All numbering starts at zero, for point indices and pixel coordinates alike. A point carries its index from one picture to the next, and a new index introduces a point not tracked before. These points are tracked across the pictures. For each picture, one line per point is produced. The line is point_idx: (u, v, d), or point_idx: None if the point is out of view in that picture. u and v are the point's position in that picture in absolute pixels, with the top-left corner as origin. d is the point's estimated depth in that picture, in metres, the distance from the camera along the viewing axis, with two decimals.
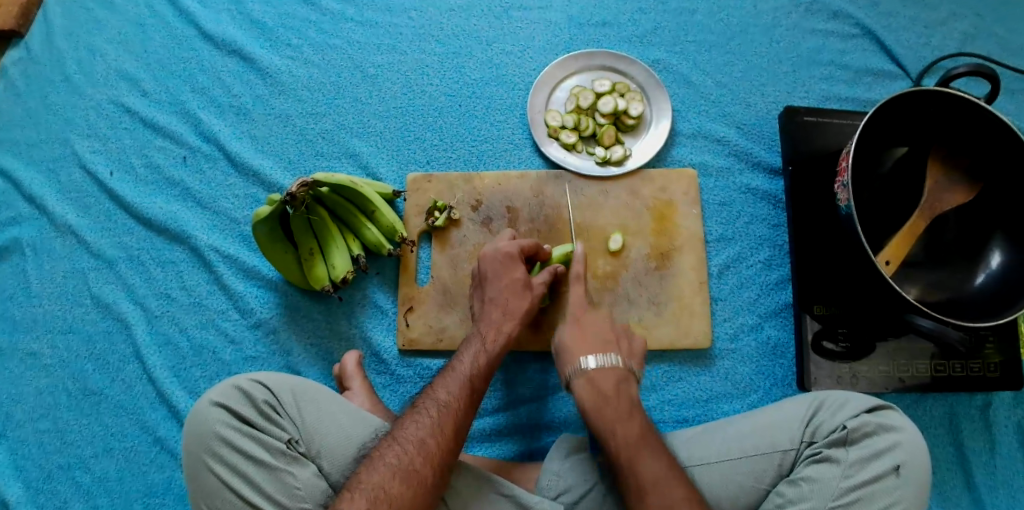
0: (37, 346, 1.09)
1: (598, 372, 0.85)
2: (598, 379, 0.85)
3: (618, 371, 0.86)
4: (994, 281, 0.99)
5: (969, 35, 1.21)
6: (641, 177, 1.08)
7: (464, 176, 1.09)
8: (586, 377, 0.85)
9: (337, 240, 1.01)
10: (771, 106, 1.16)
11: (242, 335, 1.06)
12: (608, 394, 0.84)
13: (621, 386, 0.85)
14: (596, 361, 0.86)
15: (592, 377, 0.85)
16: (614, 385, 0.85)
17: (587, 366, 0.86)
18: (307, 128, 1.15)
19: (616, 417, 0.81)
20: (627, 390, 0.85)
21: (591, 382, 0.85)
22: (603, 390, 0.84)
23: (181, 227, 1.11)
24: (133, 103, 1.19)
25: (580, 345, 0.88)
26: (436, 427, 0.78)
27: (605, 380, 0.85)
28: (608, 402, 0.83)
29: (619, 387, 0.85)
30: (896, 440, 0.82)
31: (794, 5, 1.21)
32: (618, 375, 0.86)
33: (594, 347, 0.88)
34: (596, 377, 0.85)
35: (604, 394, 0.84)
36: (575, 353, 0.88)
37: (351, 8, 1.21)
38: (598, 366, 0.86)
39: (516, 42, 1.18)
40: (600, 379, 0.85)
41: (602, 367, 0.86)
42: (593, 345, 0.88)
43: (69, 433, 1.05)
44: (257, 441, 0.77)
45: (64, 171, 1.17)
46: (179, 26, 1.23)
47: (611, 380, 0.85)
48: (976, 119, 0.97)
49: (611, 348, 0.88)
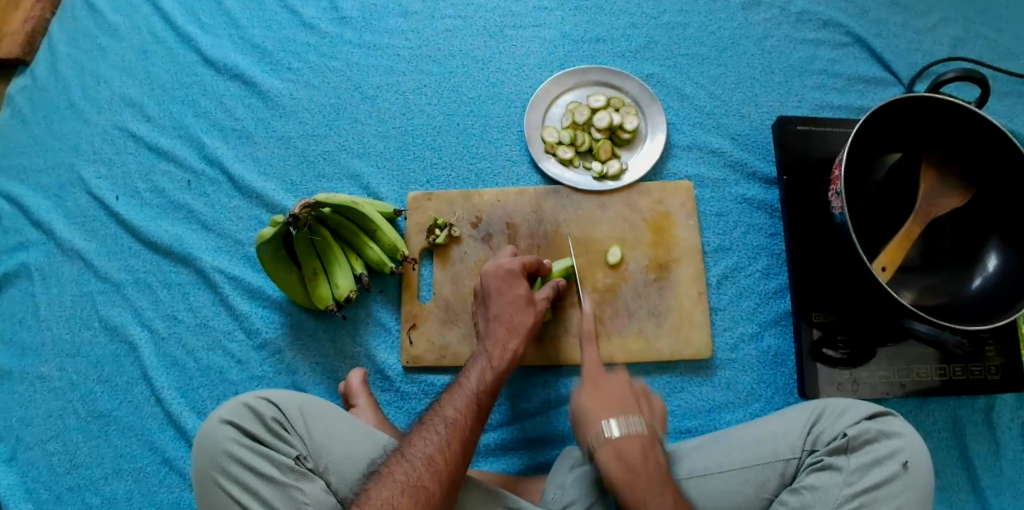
0: (45, 369, 1.11)
1: (624, 440, 0.82)
2: (623, 447, 0.81)
3: (642, 439, 0.82)
4: (992, 284, 1.00)
5: (958, 40, 1.23)
6: (638, 190, 1.10)
7: (464, 194, 1.11)
8: (611, 447, 0.81)
9: (340, 259, 1.03)
10: (765, 117, 1.18)
11: (248, 356, 1.08)
12: (636, 465, 0.80)
13: (648, 455, 0.81)
14: (620, 429, 0.82)
15: (618, 446, 0.81)
16: (641, 453, 0.81)
17: (611, 433, 0.82)
18: (309, 149, 1.17)
19: (648, 487, 0.78)
20: (655, 457, 0.82)
21: (617, 455, 0.81)
22: (632, 463, 0.80)
23: (186, 250, 1.13)
24: (137, 128, 1.21)
25: (588, 352, 0.92)
26: (445, 443, 0.80)
27: (633, 450, 0.81)
28: (638, 473, 0.79)
29: (646, 456, 0.81)
30: (897, 446, 0.83)
31: (785, 16, 1.23)
32: (626, 378, 0.89)
33: (616, 410, 0.85)
34: (621, 446, 0.81)
35: (633, 464, 0.80)
36: (584, 359, 0.91)
37: (349, 30, 1.23)
38: (624, 435, 0.82)
39: (512, 60, 1.21)
40: (626, 448, 0.81)
41: (627, 435, 0.82)
42: (613, 409, 0.85)
43: (78, 455, 1.06)
44: (266, 458, 0.78)
45: (71, 196, 1.19)
46: (181, 52, 1.25)
47: (638, 448, 0.81)
48: (965, 124, 0.99)
49: (632, 411, 0.85)
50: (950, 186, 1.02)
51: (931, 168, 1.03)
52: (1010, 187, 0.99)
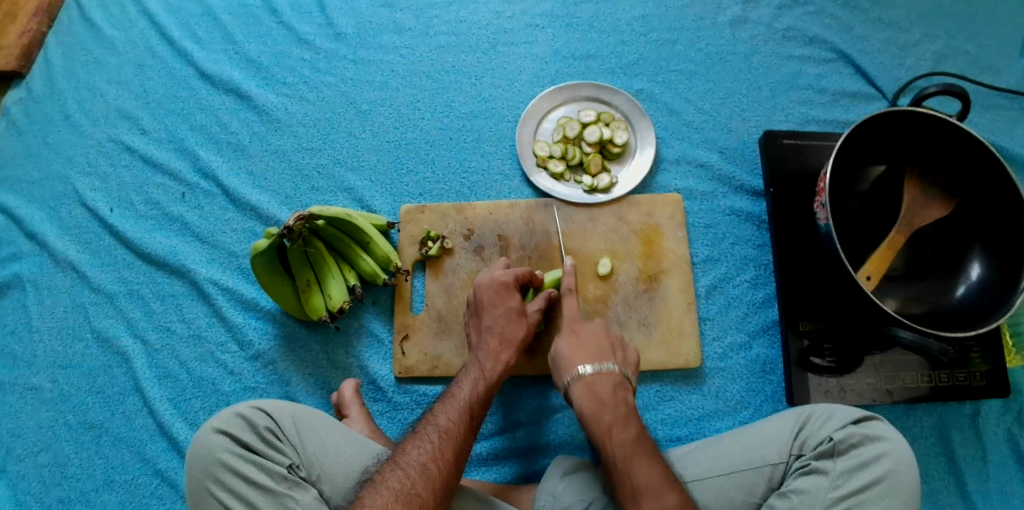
0: (37, 380, 1.11)
1: (595, 376, 0.89)
2: (595, 383, 0.89)
3: (613, 377, 0.90)
4: (974, 293, 1.02)
5: (941, 55, 1.26)
6: (628, 203, 1.12)
7: (456, 206, 1.12)
8: (583, 382, 0.89)
9: (333, 270, 1.04)
10: (752, 131, 1.20)
11: (241, 367, 1.08)
12: (606, 399, 0.87)
13: (618, 391, 0.88)
14: (592, 368, 0.90)
15: (589, 382, 0.89)
16: (611, 390, 0.88)
17: (583, 371, 0.90)
18: (303, 163, 1.19)
19: (615, 419, 0.84)
20: (624, 396, 0.88)
21: (589, 388, 0.88)
22: (602, 395, 0.87)
23: (180, 261, 1.14)
24: (132, 140, 1.23)
25: (577, 353, 0.93)
26: (438, 451, 0.81)
27: (603, 385, 0.88)
28: (607, 407, 0.86)
29: (617, 393, 0.88)
30: (883, 449, 0.85)
31: (771, 32, 1.26)
32: (614, 379, 0.89)
33: (592, 355, 0.92)
34: (594, 382, 0.89)
35: (602, 397, 0.87)
36: (572, 361, 0.92)
37: (344, 46, 1.26)
38: (595, 372, 0.89)
39: (504, 75, 1.23)
40: (596, 384, 0.89)
41: (600, 373, 0.89)
42: (590, 354, 0.92)
43: (69, 466, 1.06)
44: (260, 467, 0.79)
45: (65, 208, 1.20)
46: (177, 66, 1.27)
47: (609, 384, 0.88)
48: (948, 137, 1.02)
49: (607, 357, 0.92)
50: (932, 195, 1.04)
51: (914, 178, 1.05)
52: (990, 197, 1.02)
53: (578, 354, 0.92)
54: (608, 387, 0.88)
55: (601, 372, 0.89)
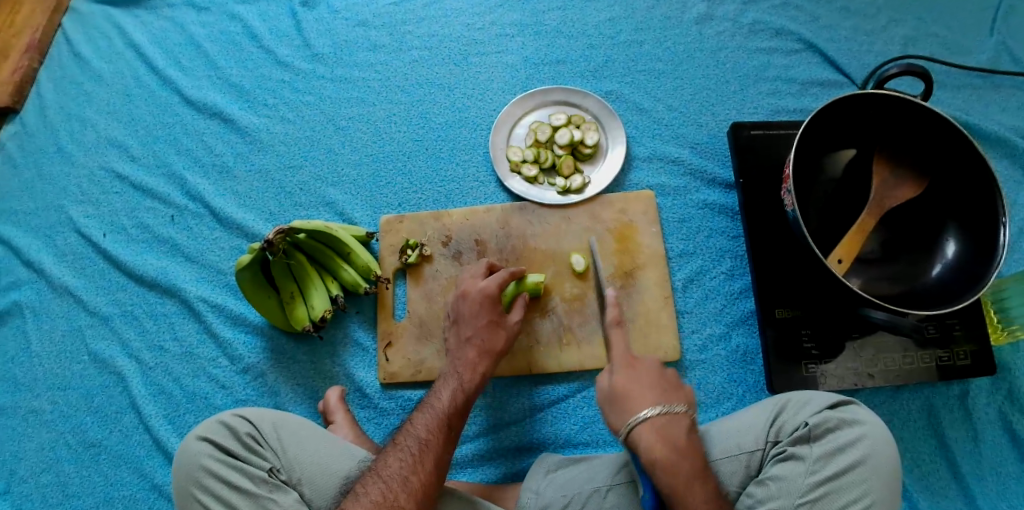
0: (38, 403, 1.15)
1: (666, 422, 0.83)
2: (669, 428, 0.83)
3: (683, 421, 0.84)
4: (949, 270, 1.02)
5: (909, 39, 1.27)
6: (602, 201, 1.14)
7: (433, 214, 1.15)
8: (654, 427, 0.83)
9: (316, 281, 1.07)
10: (722, 125, 1.22)
11: (232, 380, 1.11)
12: (681, 448, 0.82)
13: (690, 438, 0.84)
14: (662, 411, 0.84)
15: (661, 428, 0.83)
16: (686, 438, 0.83)
17: (653, 416, 0.83)
18: (286, 181, 1.23)
19: (691, 473, 0.80)
20: (694, 441, 0.84)
21: (662, 435, 0.82)
22: (676, 443, 0.82)
23: (171, 281, 1.17)
24: (123, 168, 1.27)
25: (637, 395, 0.87)
26: (418, 463, 0.83)
27: (676, 433, 0.83)
28: (682, 457, 0.81)
29: (689, 440, 0.83)
30: (858, 434, 0.85)
31: (737, 27, 1.29)
32: (685, 424, 0.84)
33: (656, 396, 0.86)
34: (665, 427, 0.83)
35: (678, 447, 0.82)
36: (635, 403, 0.86)
37: (321, 66, 1.30)
38: (666, 416, 0.84)
39: (477, 85, 1.26)
40: (668, 430, 0.83)
41: (670, 416, 0.84)
42: (658, 395, 0.86)
43: (70, 485, 1.09)
44: (241, 472, 0.81)
45: (61, 236, 1.25)
46: (163, 94, 1.32)
47: (681, 430, 0.83)
48: (913, 118, 1.04)
49: (673, 398, 0.87)
50: (902, 176, 1.06)
51: (882, 161, 1.07)
52: (961, 176, 1.02)
53: (641, 397, 0.86)
54: (682, 434, 0.83)
55: (672, 417, 0.84)
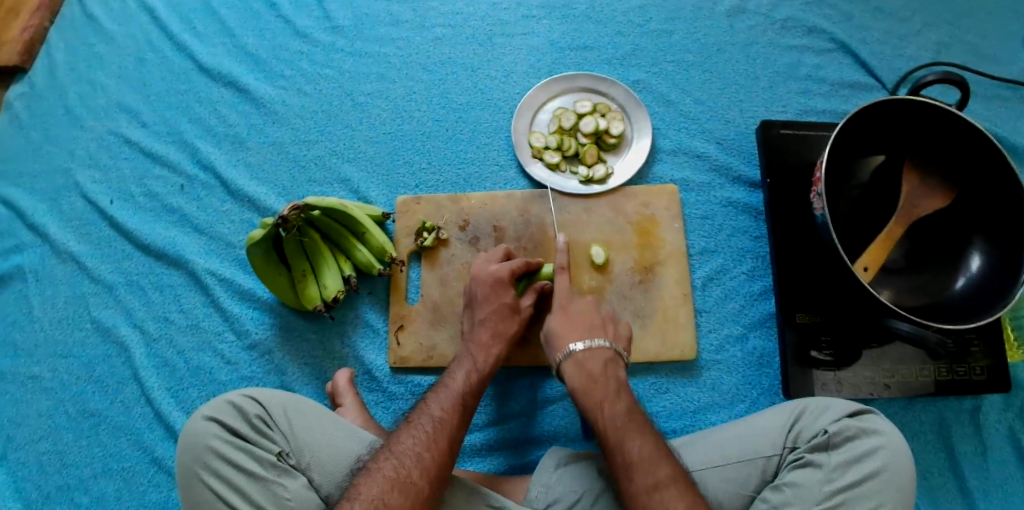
0: (38, 369, 1.12)
1: (586, 354, 0.90)
2: (587, 360, 0.90)
3: (605, 353, 0.91)
4: (973, 285, 1.01)
5: (942, 45, 1.24)
6: (624, 194, 1.12)
7: (452, 197, 1.13)
8: (575, 360, 0.90)
9: (329, 260, 1.05)
10: (749, 122, 1.19)
11: (238, 357, 1.09)
12: (597, 375, 0.88)
13: (609, 367, 0.89)
14: (584, 345, 0.91)
15: (581, 359, 0.90)
16: (602, 367, 0.89)
17: (574, 348, 0.91)
18: (301, 155, 1.19)
19: (606, 393, 0.86)
20: (614, 371, 0.89)
21: (580, 365, 0.89)
22: (593, 371, 0.89)
23: (179, 252, 1.14)
24: (132, 133, 1.24)
25: (568, 329, 0.94)
26: (432, 440, 0.81)
27: (594, 363, 0.89)
28: (597, 382, 0.87)
29: (607, 369, 0.89)
30: (879, 443, 0.84)
31: (769, 23, 1.25)
32: (606, 356, 0.90)
33: (584, 330, 0.93)
34: (585, 360, 0.90)
35: (594, 374, 0.88)
36: (565, 338, 0.93)
37: (341, 39, 1.26)
38: (586, 349, 0.90)
39: (500, 67, 1.23)
40: (587, 360, 0.90)
41: (591, 349, 0.91)
42: (581, 330, 0.93)
43: (69, 455, 1.07)
44: (249, 454, 0.79)
45: (66, 200, 1.21)
46: (177, 60, 1.28)
47: (599, 360, 0.90)
48: (947, 128, 1.01)
49: (598, 333, 0.93)
50: (932, 187, 1.03)
51: (912, 170, 1.05)
52: (990, 188, 1.00)
53: (570, 332, 0.93)
54: (599, 364, 0.89)
55: (592, 350, 0.90)
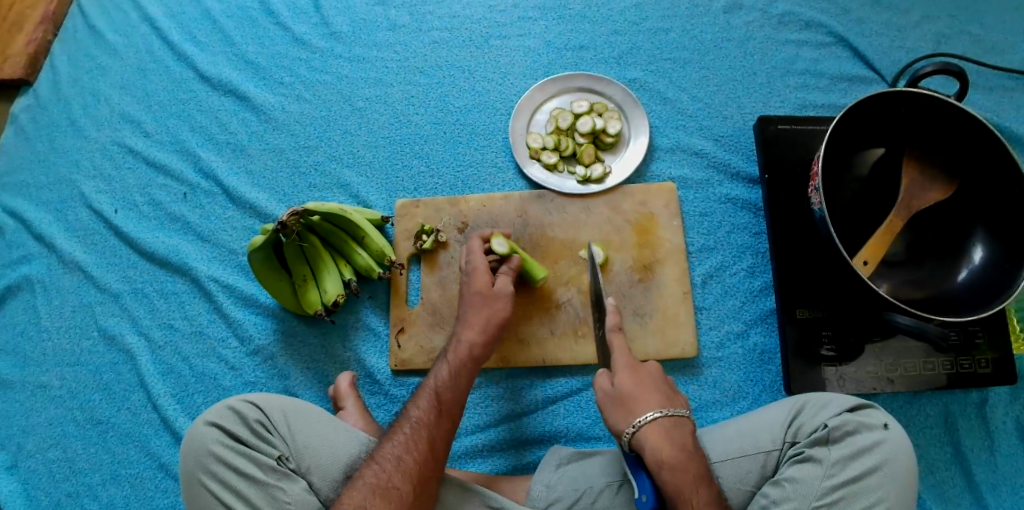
0: (47, 378, 1.14)
1: (671, 423, 0.83)
2: (673, 431, 0.82)
3: (687, 423, 0.84)
4: (978, 277, 1.00)
5: (942, 36, 1.23)
6: (622, 192, 1.12)
7: (450, 200, 1.13)
8: (662, 427, 0.82)
9: (329, 265, 1.06)
10: (747, 118, 1.19)
11: (242, 362, 1.10)
12: (687, 448, 0.81)
13: (693, 439, 0.83)
14: (669, 412, 0.83)
15: (668, 428, 0.82)
16: (686, 439, 0.82)
17: (658, 416, 0.83)
18: (301, 161, 1.20)
19: (698, 474, 0.79)
20: (696, 443, 0.83)
21: (665, 434, 0.81)
22: (683, 443, 0.81)
23: (182, 260, 1.16)
24: (136, 143, 1.25)
25: (640, 396, 0.86)
26: (411, 443, 0.82)
27: (682, 434, 0.82)
28: (690, 458, 0.80)
29: (692, 442, 0.83)
30: (878, 438, 0.83)
31: (767, 18, 1.25)
32: (689, 427, 0.84)
33: (661, 398, 0.86)
34: (672, 429, 0.82)
35: (683, 447, 0.81)
36: (639, 405, 0.85)
37: (339, 45, 1.27)
38: (672, 418, 0.83)
39: (497, 69, 1.23)
40: (674, 430, 0.82)
41: (676, 419, 0.83)
42: (661, 398, 0.86)
43: (78, 462, 1.09)
44: (249, 458, 0.80)
45: (72, 211, 1.23)
46: (178, 70, 1.29)
47: (685, 432, 0.83)
48: (946, 118, 1.00)
49: (674, 402, 0.87)
50: (933, 177, 1.02)
51: (912, 162, 1.04)
52: (992, 178, 0.99)
53: (644, 399, 0.85)
54: (687, 436, 0.83)
55: (677, 419, 0.83)
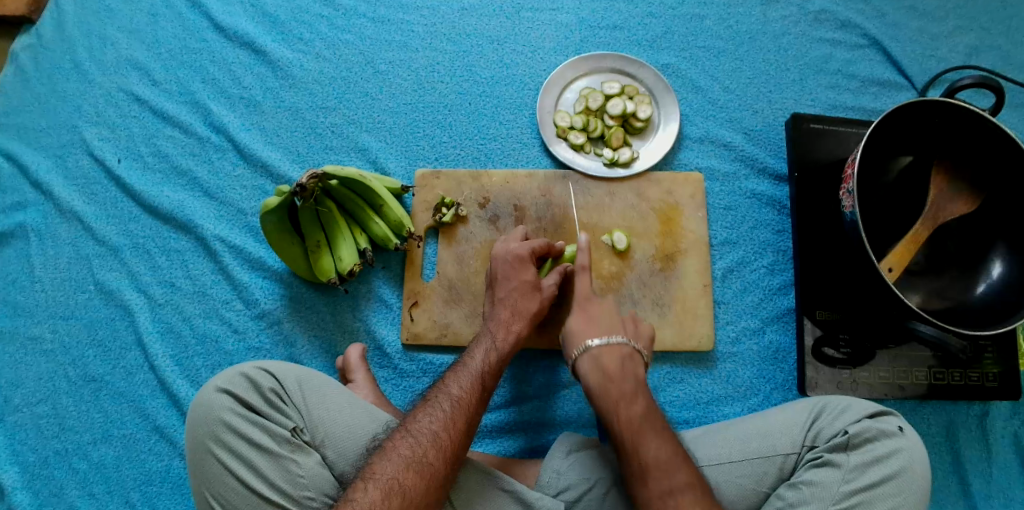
0: (39, 330, 1.09)
1: (603, 348, 0.87)
2: (603, 356, 0.87)
3: (623, 350, 0.88)
4: (995, 291, 1.00)
5: (974, 48, 1.22)
6: (648, 179, 1.09)
7: (472, 174, 1.10)
8: (590, 355, 0.87)
9: (344, 232, 1.02)
10: (778, 113, 1.17)
11: (246, 326, 1.06)
12: (612, 373, 0.85)
13: (626, 364, 0.86)
14: (601, 340, 0.88)
15: (595, 355, 0.87)
16: (618, 362, 0.86)
17: (591, 344, 0.88)
18: (317, 122, 1.16)
19: (623, 395, 0.83)
20: (633, 368, 0.87)
21: (595, 361, 0.87)
22: (609, 368, 0.86)
23: (187, 216, 1.11)
24: (143, 92, 1.19)
25: (588, 329, 0.90)
26: (449, 421, 0.79)
27: (612, 358, 0.86)
28: (615, 381, 0.85)
29: (625, 367, 0.86)
30: (898, 445, 0.83)
31: (803, 14, 1.23)
32: (623, 351, 0.87)
33: (603, 325, 0.90)
34: (602, 355, 0.87)
35: (610, 373, 0.85)
36: (581, 335, 0.90)
37: (363, 4, 1.22)
38: (605, 344, 0.87)
39: (527, 42, 1.19)
40: (604, 356, 0.87)
41: (609, 345, 0.87)
42: (600, 328, 0.90)
43: (68, 419, 1.05)
44: (263, 429, 0.77)
45: (72, 158, 1.17)
46: (192, 18, 1.23)
47: (617, 357, 0.87)
48: (976, 132, 0.99)
49: (617, 330, 0.90)
50: (958, 190, 1.01)
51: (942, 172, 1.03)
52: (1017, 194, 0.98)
53: (587, 329, 0.90)
54: (615, 359, 0.86)
55: (610, 345, 0.87)
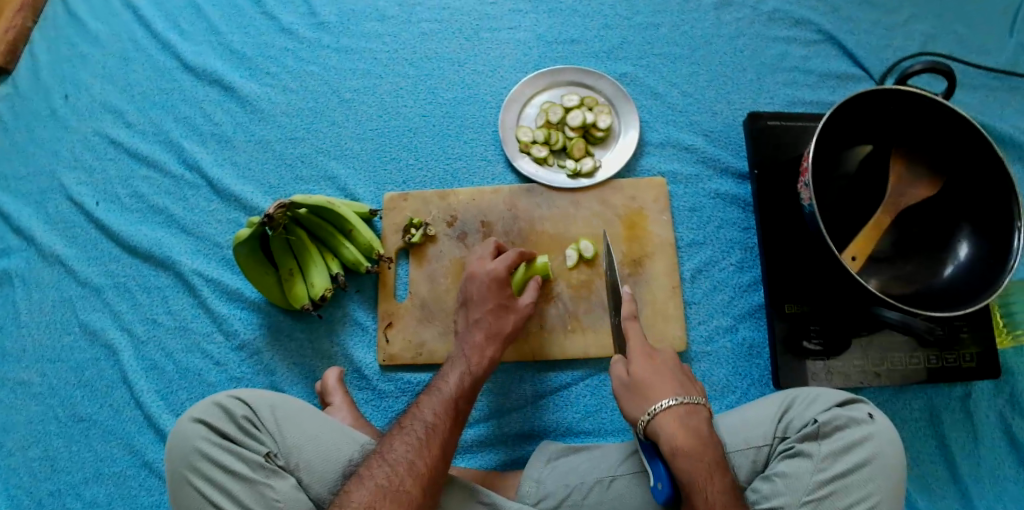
0: (26, 374, 1.11)
1: (688, 410, 0.80)
2: (690, 418, 0.80)
3: (703, 412, 0.81)
4: (962, 272, 1.00)
5: (930, 35, 1.24)
6: (612, 187, 1.11)
7: (439, 193, 1.12)
8: (677, 415, 0.79)
9: (316, 259, 1.04)
10: (737, 113, 1.19)
11: (227, 357, 1.08)
12: (705, 438, 0.79)
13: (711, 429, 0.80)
14: (682, 400, 0.81)
15: (684, 415, 0.79)
16: (704, 427, 0.80)
17: (673, 404, 0.80)
18: (287, 153, 1.19)
19: (714, 463, 0.77)
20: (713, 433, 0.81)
21: (683, 425, 0.79)
22: (699, 432, 0.79)
23: (165, 253, 1.14)
24: (118, 134, 1.23)
25: (658, 382, 0.83)
26: (425, 447, 0.81)
27: (698, 422, 0.80)
28: (707, 447, 0.78)
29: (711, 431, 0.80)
30: (867, 432, 0.83)
31: (756, 14, 1.25)
32: (705, 416, 0.81)
33: (675, 385, 0.83)
34: (687, 417, 0.80)
35: (701, 436, 0.78)
36: (655, 391, 0.82)
37: (327, 36, 1.25)
38: (688, 406, 0.80)
39: (487, 62, 1.22)
40: (690, 419, 0.80)
41: (690, 406, 0.81)
42: (676, 386, 0.83)
43: (58, 460, 1.07)
44: (236, 456, 0.79)
45: (52, 203, 1.20)
46: (162, 58, 1.27)
47: (703, 422, 0.80)
48: (933, 118, 1.01)
49: (690, 389, 0.84)
50: (918, 174, 1.03)
51: (900, 159, 1.04)
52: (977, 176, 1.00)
53: (662, 386, 0.83)
54: (704, 425, 0.80)
55: (692, 407, 0.81)
